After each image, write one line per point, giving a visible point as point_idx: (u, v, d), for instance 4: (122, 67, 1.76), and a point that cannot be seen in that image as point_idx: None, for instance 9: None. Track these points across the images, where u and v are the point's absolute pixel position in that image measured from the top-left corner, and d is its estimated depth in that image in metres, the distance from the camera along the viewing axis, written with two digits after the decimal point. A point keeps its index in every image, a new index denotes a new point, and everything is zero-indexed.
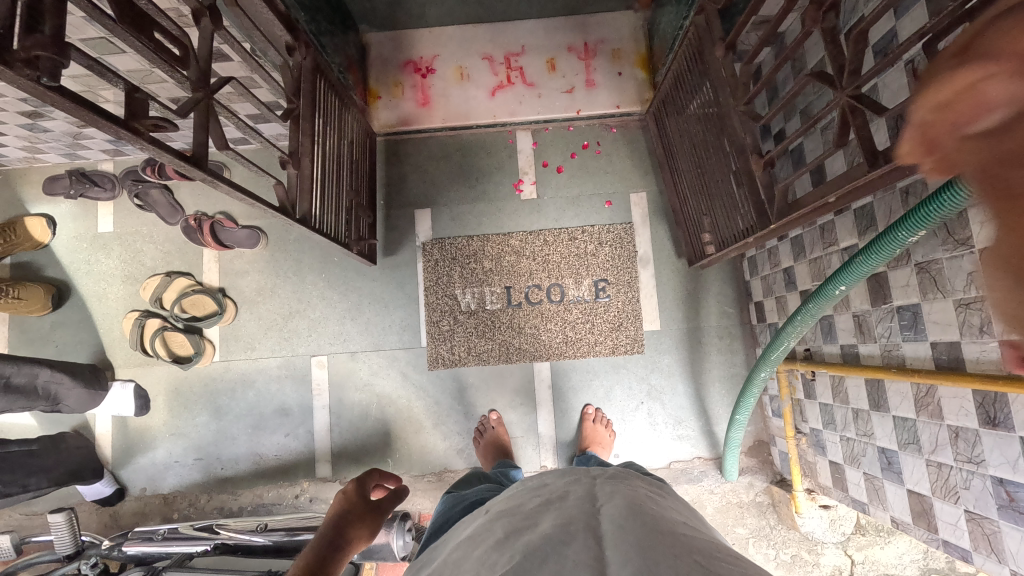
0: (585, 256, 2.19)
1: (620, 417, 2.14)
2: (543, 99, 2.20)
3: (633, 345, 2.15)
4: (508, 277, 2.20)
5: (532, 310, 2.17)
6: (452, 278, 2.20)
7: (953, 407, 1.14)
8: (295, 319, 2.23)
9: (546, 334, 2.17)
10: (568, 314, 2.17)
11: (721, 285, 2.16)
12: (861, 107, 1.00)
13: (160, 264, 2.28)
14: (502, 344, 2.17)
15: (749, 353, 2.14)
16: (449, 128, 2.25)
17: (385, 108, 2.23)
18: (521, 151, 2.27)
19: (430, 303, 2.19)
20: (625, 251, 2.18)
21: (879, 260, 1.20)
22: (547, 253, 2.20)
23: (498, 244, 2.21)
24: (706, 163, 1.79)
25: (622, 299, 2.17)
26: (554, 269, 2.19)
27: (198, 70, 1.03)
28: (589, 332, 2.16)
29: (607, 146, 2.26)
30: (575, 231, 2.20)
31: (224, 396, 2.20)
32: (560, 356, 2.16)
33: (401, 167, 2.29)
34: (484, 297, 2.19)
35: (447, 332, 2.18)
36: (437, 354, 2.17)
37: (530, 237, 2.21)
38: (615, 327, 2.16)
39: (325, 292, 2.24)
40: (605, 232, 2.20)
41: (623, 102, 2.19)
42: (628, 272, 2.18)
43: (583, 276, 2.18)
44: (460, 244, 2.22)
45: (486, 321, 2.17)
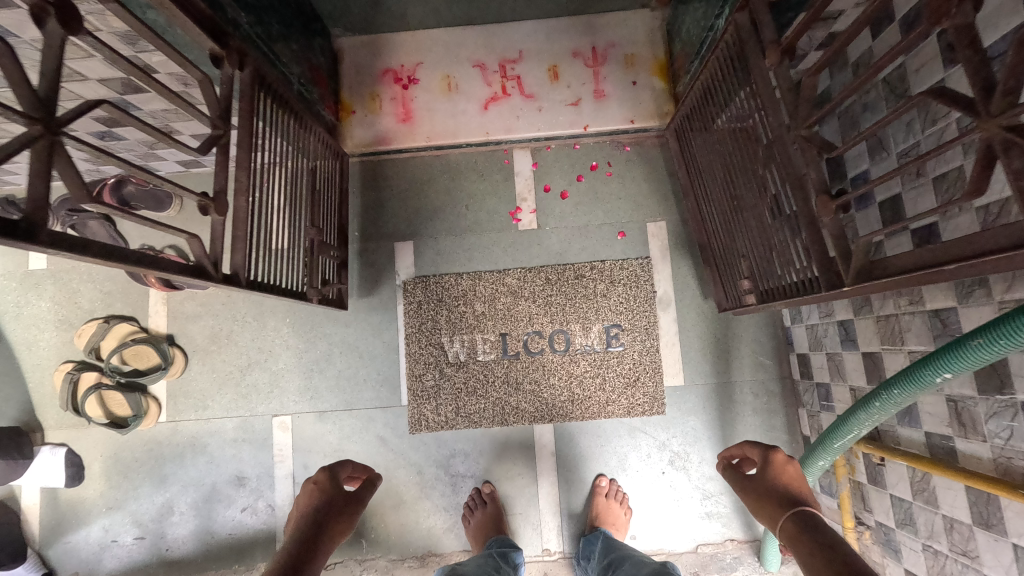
0: (594, 298, 1.86)
1: (638, 490, 1.80)
2: (544, 113, 1.87)
3: (649, 407, 1.81)
4: (503, 322, 1.86)
5: (532, 362, 1.84)
6: (438, 324, 1.87)
7: None
8: (255, 372, 1.91)
9: (549, 392, 1.83)
10: (573, 367, 1.83)
11: (756, 333, 1.83)
12: (1019, 143, 0.66)
13: (99, 307, 1.95)
14: (497, 404, 1.84)
15: (789, 414, 1.80)
16: (434, 147, 1.93)
17: (360, 124, 1.91)
18: (518, 173, 1.94)
19: (412, 354, 1.87)
20: (642, 291, 1.85)
21: (1011, 348, 0.86)
22: (549, 293, 1.87)
23: (491, 283, 1.88)
24: (743, 196, 1.46)
25: (637, 350, 1.83)
26: (558, 314, 1.86)
27: (33, 95, 0.72)
28: (599, 390, 1.82)
29: (619, 167, 1.92)
30: (583, 268, 1.87)
31: (171, 463, 1.88)
32: (565, 418, 1.83)
33: (380, 192, 1.96)
34: (475, 347, 1.86)
35: (431, 390, 1.85)
36: (419, 415, 1.85)
37: (529, 275, 1.88)
38: (630, 384, 1.82)
39: (290, 340, 1.91)
40: (617, 268, 1.86)
41: (639, 116, 1.86)
42: (646, 317, 1.84)
43: (591, 321, 1.85)
44: (447, 283, 1.89)
45: (478, 376, 1.85)
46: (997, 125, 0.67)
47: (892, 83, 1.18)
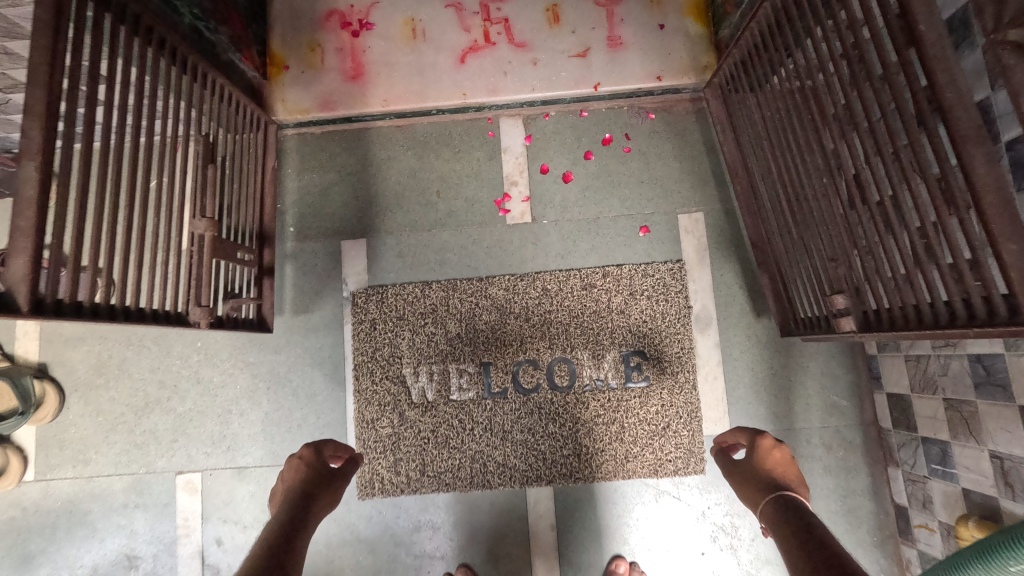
0: (607, 316, 1.38)
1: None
2: (541, 68, 1.39)
3: (684, 466, 1.34)
4: (485, 348, 1.39)
5: (524, 402, 1.36)
6: (398, 352, 1.39)
7: None
8: (153, 415, 1.42)
9: (547, 445, 1.35)
10: (580, 410, 1.36)
11: (828, 364, 1.35)
12: None
13: None
14: (477, 460, 1.36)
15: (875, 474, 1.32)
16: (395, 115, 1.45)
17: (295, 83, 1.43)
18: (507, 149, 1.46)
19: (363, 392, 1.39)
20: (672, 307, 1.37)
21: None
22: (548, 310, 1.39)
23: (469, 296, 1.40)
24: (833, 174, 1.01)
25: (667, 387, 1.35)
26: (559, 337, 1.38)
27: None
28: (615, 442, 1.34)
29: (641, 141, 1.44)
30: (593, 275, 1.39)
31: (39, 538, 1.39)
32: (569, 480, 1.35)
33: (323, 176, 1.48)
34: (448, 382, 1.38)
35: (389, 441, 1.37)
36: (372, 476, 1.36)
37: (521, 285, 1.40)
38: (657, 433, 1.34)
39: (202, 372, 1.43)
40: (638, 276, 1.39)
41: (668, 71, 1.38)
42: (679, 342, 1.36)
43: (604, 347, 1.37)
44: (410, 296, 1.41)
45: (452, 422, 1.37)
46: None
47: None
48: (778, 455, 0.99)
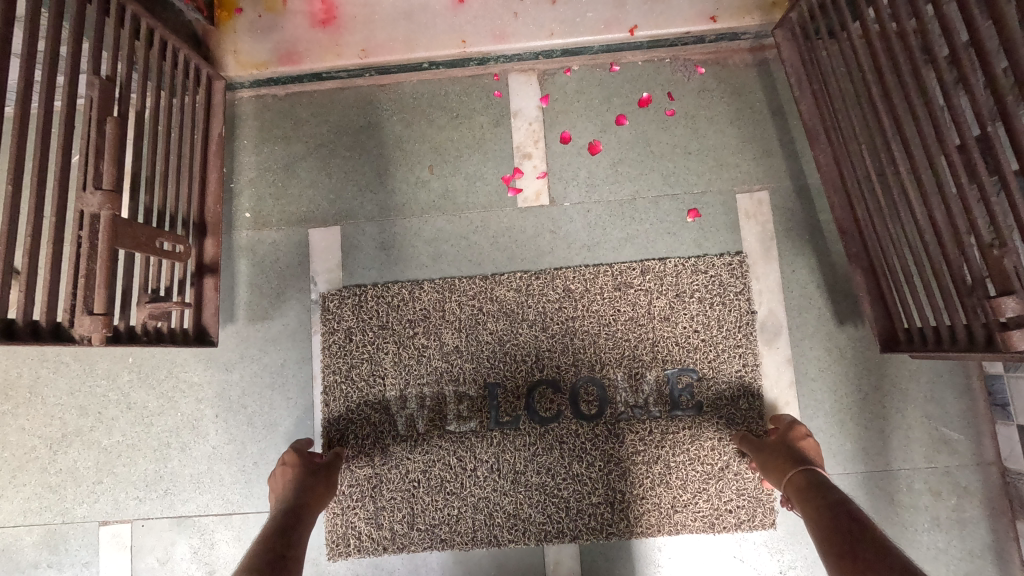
0: (647, 325, 1.08)
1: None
2: (563, 7, 1.09)
3: (749, 518, 1.04)
4: (490, 365, 1.09)
5: (540, 435, 1.06)
6: (381, 371, 1.09)
7: None
8: (73, 450, 1.12)
9: (571, 490, 1.05)
10: (614, 445, 1.06)
11: (934, 387, 1.04)
12: None
13: None
14: (480, 510, 1.06)
15: (1000, 531, 1.01)
16: (377, 70, 1.15)
17: (250, 30, 1.13)
18: (517, 112, 1.16)
19: (334, 422, 1.09)
20: (731, 312, 1.07)
21: None
22: (570, 316, 1.09)
23: (471, 298, 1.10)
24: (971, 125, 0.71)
25: (724, 417, 1.05)
26: (585, 352, 1.08)
27: None
28: (659, 486, 1.05)
29: (689, 102, 1.13)
30: (629, 271, 1.09)
31: None
32: (600, 537, 1.05)
33: (287, 149, 1.18)
34: (443, 411, 1.08)
35: (368, 485, 1.07)
36: (346, 531, 1.07)
37: (536, 284, 1.10)
38: (712, 476, 1.05)
39: (134, 395, 1.13)
40: (686, 272, 1.08)
41: (724, 10, 1.08)
42: (739, 357, 1.06)
43: (644, 365, 1.07)
44: (396, 298, 1.12)
45: (447, 461, 1.07)
46: None
47: None
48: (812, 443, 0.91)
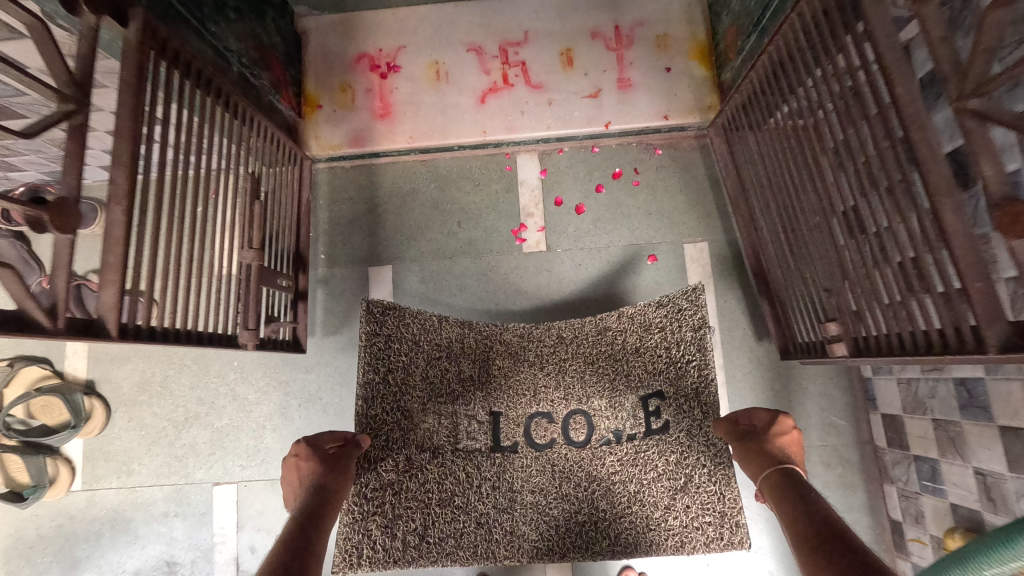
0: (623, 360, 1.37)
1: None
2: (556, 107, 1.50)
3: (717, 535, 1.24)
4: (500, 394, 1.39)
5: (536, 458, 1.34)
6: (408, 384, 1.35)
7: None
8: (192, 429, 1.52)
9: (559, 509, 1.30)
10: (595, 467, 1.31)
11: (826, 386, 1.43)
12: None
13: (6, 346, 1.57)
14: (481, 526, 1.29)
15: (872, 491, 1.39)
16: (419, 150, 1.56)
17: (328, 121, 1.55)
18: (523, 182, 1.56)
19: (368, 416, 1.29)
20: (688, 335, 1.33)
21: None
22: (563, 357, 1.41)
23: (483, 334, 1.42)
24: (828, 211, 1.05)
25: (684, 430, 1.29)
26: (574, 387, 1.38)
27: None
28: (635, 505, 1.27)
29: (649, 176, 1.54)
30: (607, 317, 1.43)
31: (84, 545, 1.49)
32: (583, 555, 1.27)
33: (351, 207, 1.59)
34: (458, 431, 1.35)
35: (389, 491, 1.26)
36: (361, 538, 1.23)
37: (535, 332, 1.43)
38: (678, 491, 1.26)
39: (237, 388, 1.54)
40: (650, 309, 1.38)
41: (674, 111, 1.48)
42: (694, 376, 1.31)
43: (621, 394, 1.36)
44: (426, 323, 1.39)
45: (457, 476, 1.31)
46: None
47: None
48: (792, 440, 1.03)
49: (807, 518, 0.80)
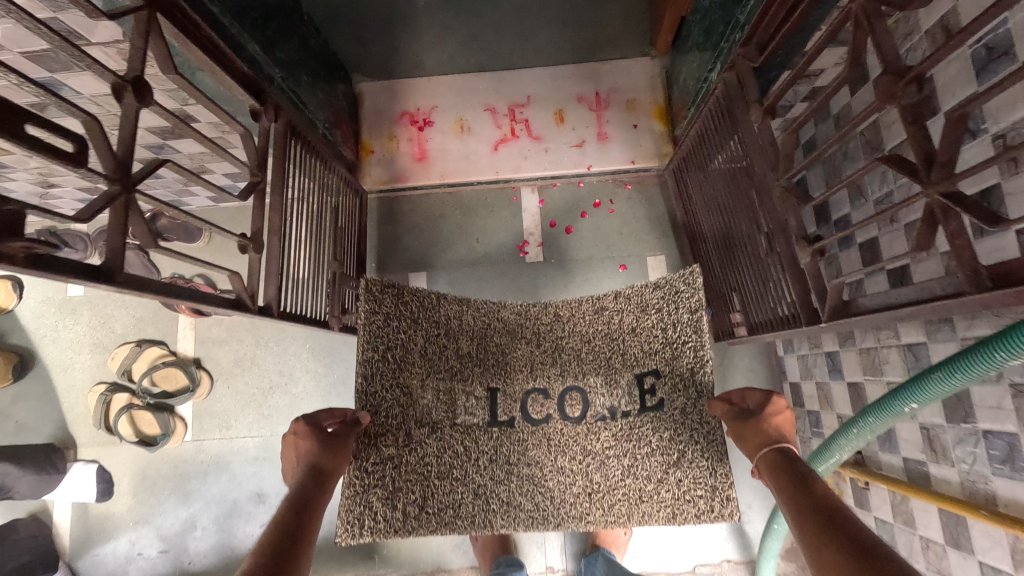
0: (621, 339, 1.43)
1: (658, 562, 1.85)
2: (551, 154, 2.00)
3: (706, 509, 1.24)
4: (494, 372, 1.43)
5: (532, 433, 1.38)
6: (407, 360, 1.36)
7: (991, 549, 1.07)
8: (276, 395, 2.02)
9: (556, 482, 1.34)
10: (590, 441, 1.36)
11: (751, 362, 1.92)
12: (958, 210, 0.74)
13: (132, 331, 2.06)
14: (480, 497, 1.31)
15: None
16: (448, 185, 2.05)
17: (378, 163, 2.05)
18: (525, 209, 2.06)
19: (368, 396, 1.28)
20: (683, 312, 1.35)
21: (924, 401, 1.06)
22: (560, 336, 1.46)
23: (480, 313, 1.45)
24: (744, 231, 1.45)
25: (679, 407, 1.31)
26: (570, 366, 1.43)
27: (115, 159, 0.83)
28: (628, 478, 1.31)
29: (621, 205, 2.03)
30: (603, 297, 1.46)
31: (194, 480, 1.98)
32: (580, 524, 1.32)
33: (394, 227, 2.08)
34: (455, 407, 1.38)
35: (389, 465, 1.25)
36: (363, 511, 1.21)
37: (533, 310, 1.48)
38: (671, 465, 1.28)
39: (309, 364, 2.03)
40: (647, 291, 1.40)
41: (639, 157, 1.98)
42: (689, 356, 1.32)
43: (617, 372, 1.41)
44: (424, 299, 1.40)
45: (455, 449, 1.34)
46: (937, 194, 0.75)
47: (868, 136, 1.27)
48: (785, 416, 1.08)
49: (817, 505, 0.84)
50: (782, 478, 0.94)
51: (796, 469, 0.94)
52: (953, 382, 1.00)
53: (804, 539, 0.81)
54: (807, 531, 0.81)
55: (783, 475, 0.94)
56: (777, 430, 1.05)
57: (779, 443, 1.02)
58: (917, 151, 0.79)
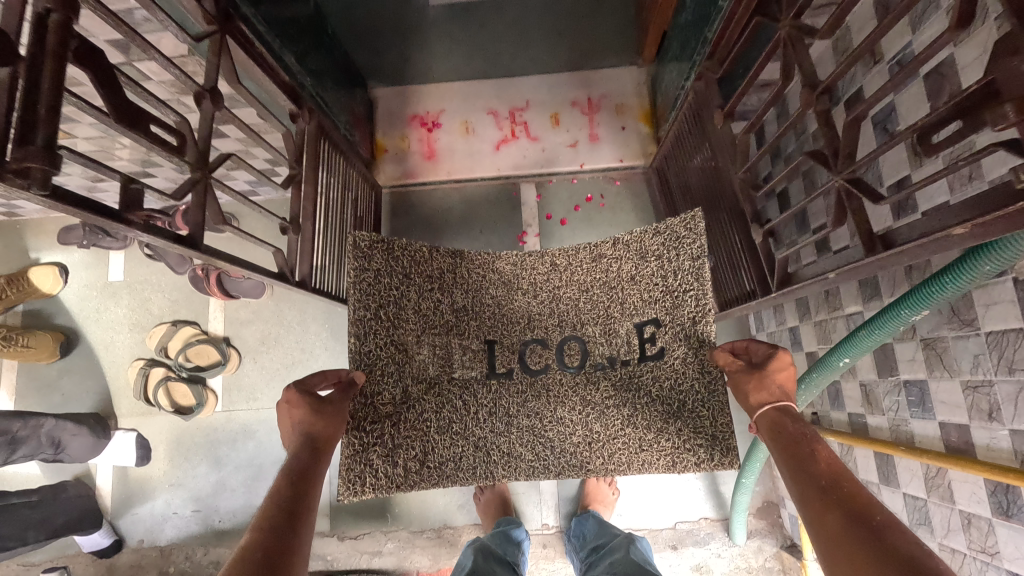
0: (621, 288, 1.50)
1: (642, 520, 2.06)
2: (547, 152, 2.22)
3: (706, 459, 1.34)
4: (490, 326, 1.52)
5: (530, 384, 1.47)
6: (402, 317, 1.42)
7: (910, 480, 1.28)
8: (297, 370, 2.23)
9: (555, 431, 1.43)
10: (589, 391, 1.45)
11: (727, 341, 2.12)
12: (857, 192, 0.96)
13: (167, 312, 2.28)
14: (480, 449, 1.41)
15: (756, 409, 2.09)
16: (454, 181, 2.26)
17: (391, 160, 2.26)
18: (524, 203, 2.26)
19: (363, 356, 1.36)
20: (685, 257, 1.42)
21: (852, 356, 1.29)
22: (557, 286, 1.54)
23: (480, 267, 1.54)
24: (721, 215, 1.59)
25: (681, 356, 1.40)
26: (568, 316, 1.52)
27: (198, 151, 1.05)
28: (628, 427, 1.40)
29: (611, 199, 2.24)
30: (600, 246, 1.53)
31: (224, 446, 2.20)
32: (581, 472, 1.41)
33: (404, 219, 2.28)
34: (451, 361, 1.47)
35: (388, 423, 1.34)
36: (365, 468, 1.29)
37: (528, 260, 1.55)
38: (672, 414, 1.38)
39: (328, 342, 2.24)
40: (647, 237, 1.48)
41: (627, 156, 2.20)
42: (691, 303, 1.39)
43: (616, 322, 1.49)
44: (420, 253, 1.48)
45: (454, 404, 1.43)
46: (841, 179, 0.98)
47: None
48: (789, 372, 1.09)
49: (822, 473, 0.89)
50: (786, 440, 0.98)
51: (799, 430, 0.99)
52: (876, 337, 1.22)
53: (805, 508, 0.87)
54: (806, 496, 0.88)
55: (785, 436, 0.99)
56: (779, 389, 1.08)
57: (783, 401, 1.05)
58: (829, 146, 1.01)
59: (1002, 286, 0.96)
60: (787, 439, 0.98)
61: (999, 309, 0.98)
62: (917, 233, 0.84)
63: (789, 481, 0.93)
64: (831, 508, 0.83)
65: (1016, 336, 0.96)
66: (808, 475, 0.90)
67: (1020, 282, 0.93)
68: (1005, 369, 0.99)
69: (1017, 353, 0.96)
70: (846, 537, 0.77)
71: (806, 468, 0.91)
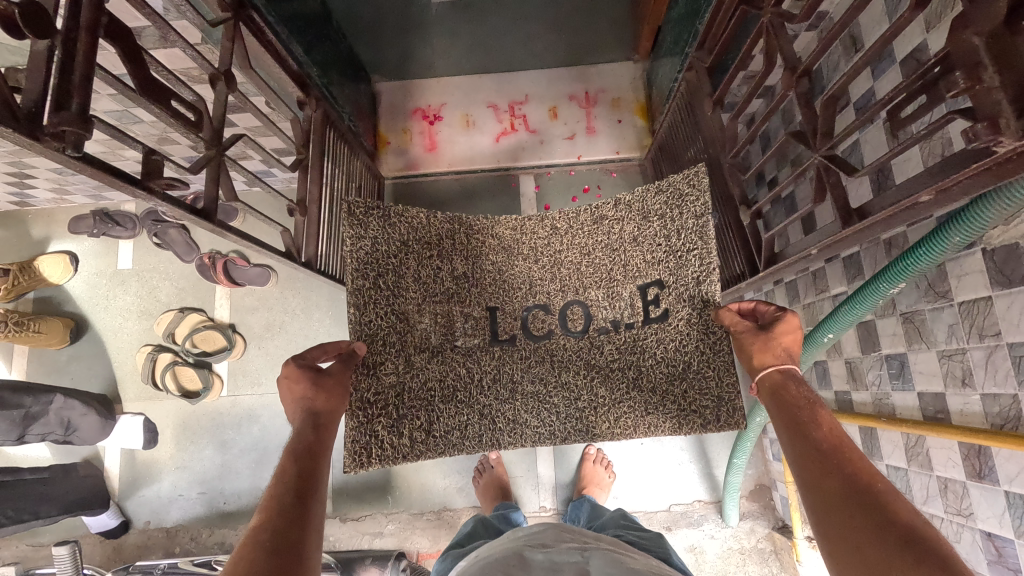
0: (623, 251, 1.55)
1: (637, 502, 2.11)
2: (546, 145, 2.28)
3: (714, 421, 1.41)
4: (492, 292, 1.56)
5: (535, 348, 1.52)
6: (401, 285, 1.48)
7: (893, 451, 1.34)
8: None
9: (560, 397, 1.48)
10: (593, 354, 1.50)
11: None
12: (835, 167, 1.02)
13: (174, 300, 2.34)
14: (485, 417, 1.46)
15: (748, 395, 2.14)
16: (455, 172, 2.33)
17: (394, 152, 2.31)
18: (524, 194, 2.34)
19: (364, 327, 1.41)
20: (687, 216, 1.46)
21: (836, 332, 1.34)
22: (558, 249, 1.59)
23: (482, 235, 1.59)
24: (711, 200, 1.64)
25: (684, 314, 1.44)
26: (570, 280, 1.56)
27: (212, 129, 1.11)
28: (634, 390, 1.46)
29: (607, 190, 2.32)
30: (601, 207, 1.58)
31: (230, 430, 2.25)
32: (587, 437, 1.47)
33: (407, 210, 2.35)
34: (452, 329, 1.51)
35: (391, 393, 1.40)
36: (369, 438, 1.35)
37: (528, 225, 1.60)
38: (678, 374, 1.43)
39: (332, 329, 2.30)
40: (649, 196, 1.52)
41: (623, 148, 2.26)
42: (692, 263, 1.44)
43: (619, 285, 1.54)
44: (418, 220, 1.53)
45: (459, 371, 1.48)
46: (820, 155, 1.04)
47: None
48: (795, 336, 1.08)
49: (823, 439, 0.90)
50: (789, 405, 0.99)
51: (804, 395, 0.99)
52: (859, 313, 1.27)
53: (805, 473, 0.89)
54: (808, 462, 0.89)
55: (788, 401, 1.00)
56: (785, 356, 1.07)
57: (786, 365, 1.05)
58: (808, 125, 1.07)
59: (971, 257, 1.02)
60: (790, 405, 0.98)
61: (970, 279, 1.04)
62: (888, 202, 0.89)
63: (790, 445, 0.94)
64: (832, 479, 0.84)
65: (985, 304, 1.02)
66: (811, 441, 0.91)
67: (988, 252, 0.99)
68: (976, 335, 1.05)
69: (986, 320, 1.02)
70: (848, 503, 0.80)
71: (810, 435, 0.92)
